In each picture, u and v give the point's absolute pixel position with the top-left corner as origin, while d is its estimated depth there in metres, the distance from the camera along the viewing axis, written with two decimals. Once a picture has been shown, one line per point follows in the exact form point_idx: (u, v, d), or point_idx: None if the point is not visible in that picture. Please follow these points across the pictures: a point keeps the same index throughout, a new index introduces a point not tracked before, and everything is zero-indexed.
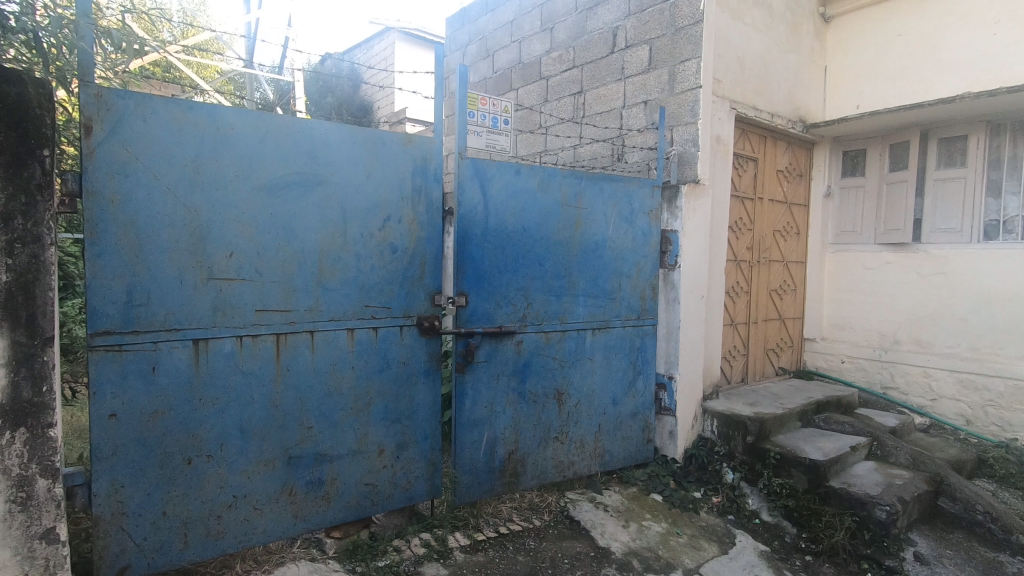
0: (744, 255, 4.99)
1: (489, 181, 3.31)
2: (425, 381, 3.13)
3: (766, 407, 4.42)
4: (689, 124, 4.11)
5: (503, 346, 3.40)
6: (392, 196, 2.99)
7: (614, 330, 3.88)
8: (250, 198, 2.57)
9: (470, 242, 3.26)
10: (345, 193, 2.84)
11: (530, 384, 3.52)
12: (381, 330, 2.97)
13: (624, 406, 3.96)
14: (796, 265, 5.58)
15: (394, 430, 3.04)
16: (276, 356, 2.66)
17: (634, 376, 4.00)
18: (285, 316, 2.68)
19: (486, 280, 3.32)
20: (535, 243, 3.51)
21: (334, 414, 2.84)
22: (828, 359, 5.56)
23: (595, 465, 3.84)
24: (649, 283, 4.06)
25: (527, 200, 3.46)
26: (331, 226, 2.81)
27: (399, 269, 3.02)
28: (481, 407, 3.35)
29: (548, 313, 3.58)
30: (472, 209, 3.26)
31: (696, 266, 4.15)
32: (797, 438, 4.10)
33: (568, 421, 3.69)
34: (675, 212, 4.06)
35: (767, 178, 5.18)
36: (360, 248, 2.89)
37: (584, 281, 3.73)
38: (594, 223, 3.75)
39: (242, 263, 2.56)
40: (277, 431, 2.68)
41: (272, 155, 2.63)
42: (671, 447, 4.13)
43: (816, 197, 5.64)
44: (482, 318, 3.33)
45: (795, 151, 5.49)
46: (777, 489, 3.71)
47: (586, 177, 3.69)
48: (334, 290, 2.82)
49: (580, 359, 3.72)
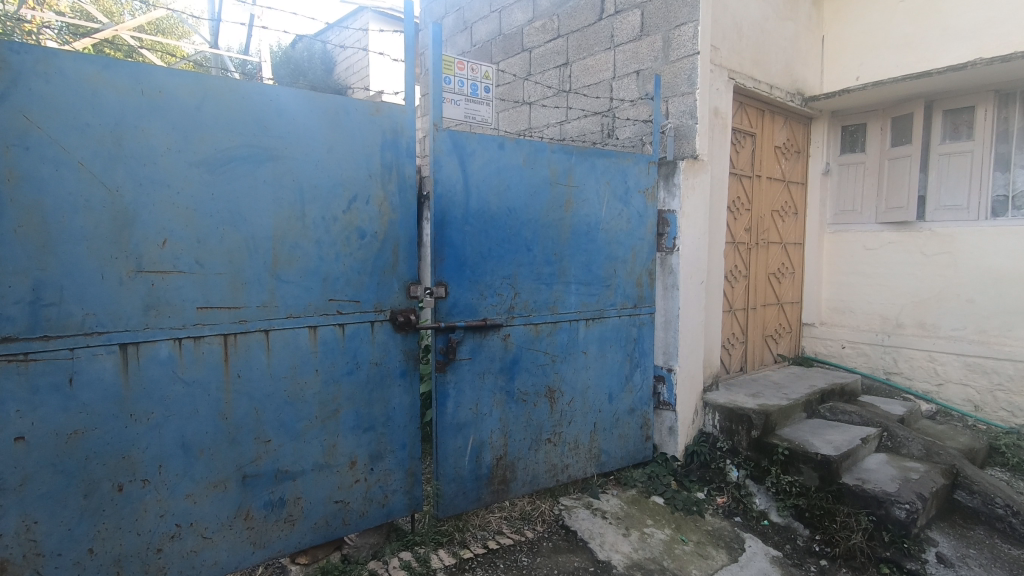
0: (742, 238, 4.70)
1: (469, 156, 2.94)
2: (401, 384, 2.78)
3: (770, 398, 4.15)
4: (685, 95, 3.79)
5: (489, 341, 3.06)
6: (357, 173, 2.60)
7: (610, 320, 3.56)
8: (186, 175, 2.18)
9: (450, 226, 2.89)
10: (301, 170, 2.45)
11: (519, 382, 3.19)
12: (348, 327, 2.60)
13: (621, 403, 3.65)
14: (795, 246, 5.32)
15: (367, 440, 2.69)
16: (224, 361, 2.28)
17: (630, 370, 3.69)
18: (234, 313, 2.31)
19: (468, 269, 2.97)
20: (523, 225, 3.16)
21: (296, 424, 2.48)
22: (828, 344, 5.33)
23: (590, 467, 3.53)
24: (645, 268, 3.74)
25: (513, 178, 3.10)
26: (288, 209, 2.42)
27: (368, 257, 2.65)
28: (465, 409, 3.01)
29: (538, 304, 3.25)
30: (451, 189, 2.89)
31: (695, 249, 3.84)
32: (804, 431, 3.84)
33: (561, 421, 3.37)
34: (672, 190, 3.73)
35: (765, 155, 4.88)
36: (322, 234, 2.52)
37: (576, 268, 3.39)
38: (586, 203, 3.41)
39: (178, 253, 2.17)
40: (228, 448, 2.31)
41: (212, 125, 2.23)
42: (671, 445, 3.84)
43: (814, 175, 5.38)
44: (465, 311, 2.98)
45: (793, 127, 5.19)
46: (786, 487, 3.45)
47: (577, 153, 3.34)
48: (292, 283, 2.45)
49: (573, 353, 3.40)
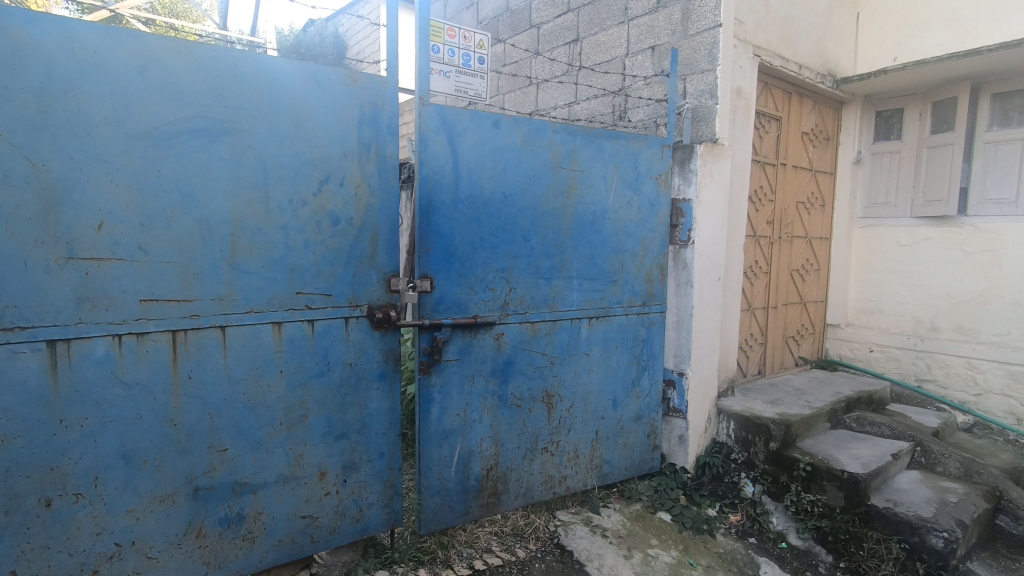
0: (764, 231, 4.34)
1: (460, 135, 2.64)
2: (379, 387, 2.51)
3: (791, 406, 3.80)
4: (705, 72, 3.44)
5: (480, 341, 2.78)
6: (331, 151, 2.32)
7: (615, 319, 3.25)
8: (127, 150, 1.91)
9: (437, 213, 2.60)
10: (265, 146, 2.17)
11: (513, 386, 2.90)
12: (319, 323, 2.33)
13: (626, 409, 3.34)
14: (820, 242, 4.94)
15: (339, 449, 2.42)
16: (173, 361, 2.03)
17: (637, 374, 3.38)
18: (185, 307, 2.04)
19: (457, 260, 2.68)
20: (520, 213, 2.85)
21: (257, 432, 2.22)
22: (854, 347, 4.96)
23: (591, 479, 3.24)
24: (657, 263, 3.41)
25: (509, 161, 2.80)
26: (248, 190, 2.15)
27: (342, 246, 2.38)
28: (452, 415, 2.73)
29: (536, 300, 2.95)
30: (438, 171, 2.59)
31: (712, 243, 3.50)
32: (828, 444, 3.50)
33: (560, 429, 3.08)
34: (688, 177, 3.39)
35: (791, 141, 4.50)
36: (288, 219, 2.24)
37: (579, 262, 3.08)
38: (591, 189, 3.09)
39: (118, 238, 1.91)
40: (177, 458, 2.06)
41: (159, 92, 1.96)
42: (681, 455, 3.52)
43: (845, 164, 4.98)
44: (453, 308, 2.69)
45: (822, 111, 4.80)
46: (807, 507, 3.14)
47: (583, 133, 3.02)
48: (253, 273, 2.18)
49: (574, 354, 3.10)
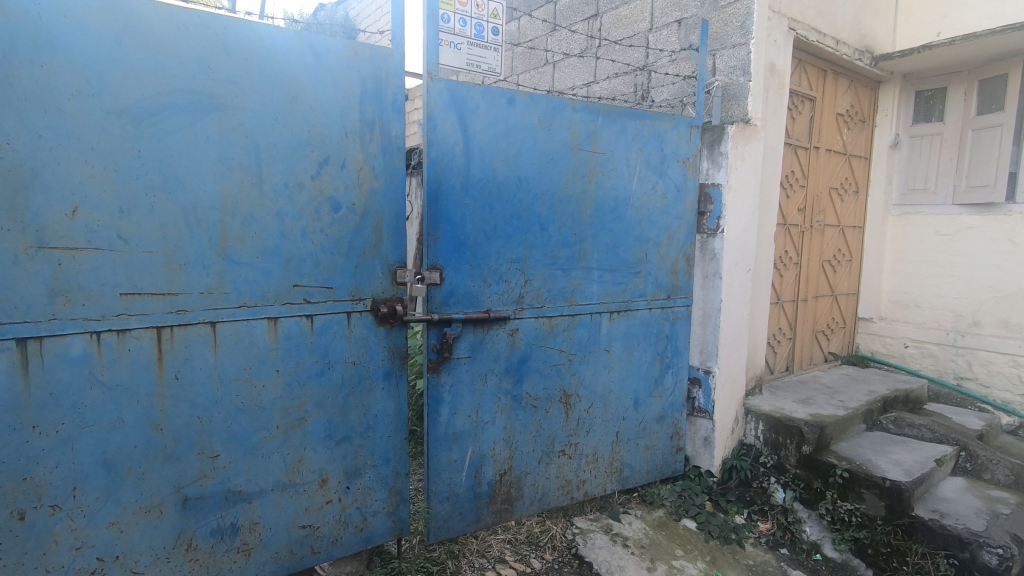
0: (794, 219, 4.08)
1: (471, 113, 2.42)
2: (384, 387, 2.33)
3: (823, 406, 3.56)
4: (737, 47, 3.20)
5: (492, 337, 2.58)
6: (330, 131, 2.11)
7: (638, 313, 3.03)
8: (103, 127, 1.72)
9: (446, 198, 2.39)
10: (257, 125, 1.97)
11: (528, 385, 2.71)
12: (318, 319, 2.15)
13: (648, 409, 3.13)
14: (852, 230, 4.66)
15: (341, 453, 2.25)
16: (158, 361, 1.85)
17: (661, 371, 3.16)
18: (170, 301, 1.86)
19: (468, 250, 2.48)
20: (536, 199, 2.63)
21: (252, 436, 2.04)
22: (887, 343, 4.69)
23: (611, 483, 3.04)
24: (683, 253, 3.18)
25: (525, 142, 2.57)
26: (239, 173, 1.96)
27: (343, 235, 2.18)
28: (463, 417, 2.55)
29: (553, 293, 2.73)
30: (448, 152, 2.38)
31: (742, 232, 3.25)
32: (865, 448, 3.27)
33: (578, 431, 2.88)
34: (718, 160, 3.14)
35: (825, 124, 4.22)
36: (283, 205, 2.05)
37: (600, 252, 2.86)
38: (614, 173, 2.85)
39: (94, 225, 1.73)
40: (164, 465, 1.89)
41: (137, 63, 1.76)
42: (706, 458, 3.31)
43: (880, 148, 4.68)
44: (464, 301, 2.50)
45: (858, 91, 4.49)
46: (844, 517, 2.92)
47: (604, 112, 2.78)
48: (245, 264, 1.99)
49: (593, 351, 2.89)
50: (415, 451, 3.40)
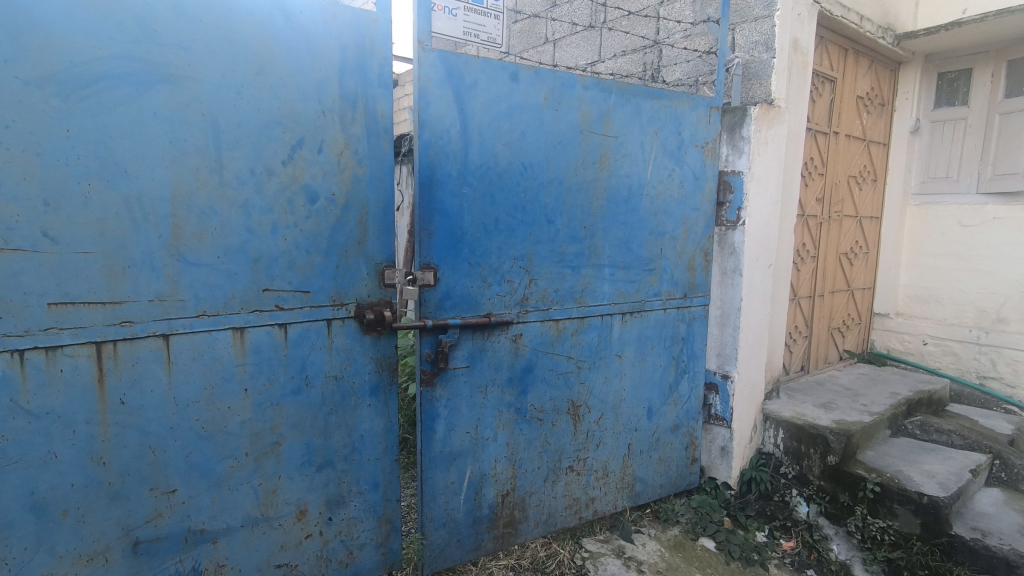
0: (813, 210, 3.82)
1: (470, 90, 2.12)
2: (372, 404, 2.04)
3: (847, 411, 3.32)
4: (760, 20, 2.93)
5: (494, 344, 2.30)
6: (305, 108, 1.80)
7: (652, 314, 2.75)
8: (22, 100, 1.41)
9: (440, 187, 2.09)
10: (216, 100, 1.66)
11: (534, 396, 2.43)
12: (293, 328, 1.85)
13: (662, 418, 2.87)
14: (870, 221, 4.41)
15: (322, 481, 1.96)
16: (99, 382, 1.55)
17: (676, 377, 2.89)
18: (111, 311, 1.56)
19: (466, 246, 2.18)
20: (542, 188, 2.34)
21: (216, 466, 1.75)
22: (905, 340, 4.47)
23: (622, 500, 2.78)
24: (700, 248, 2.90)
25: (529, 124, 2.27)
26: (195, 158, 1.64)
27: (322, 230, 1.88)
28: (461, 434, 2.27)
29: (560, 294, 2.45)
30: (442, 135, 2.08)
31: (764, 225, 2.98)
32: (893, 458, 3.04)
33: (587, 445, 2.61)
34: (739, 145, 2.86)
35: (845, 107, 3.94)
36: (249, 195, 1.74)
37: (612, 248, 2.57)
38: (627, 159, 2.56)
39: (12, 222, 1.42)
40: (109, 505, 1.60)
41: (64, 21, 1.44)
42: (723, 469, 3.05)
43: (900, 134, 4.42)
44: (462, 304, 2.21)
45: (878, 73, 4.22)
46: (876, 534, 2.69)
47: (618, 90, 2.49)
48: (205, 266, 1.68)
49: (604, 356, 2.61)
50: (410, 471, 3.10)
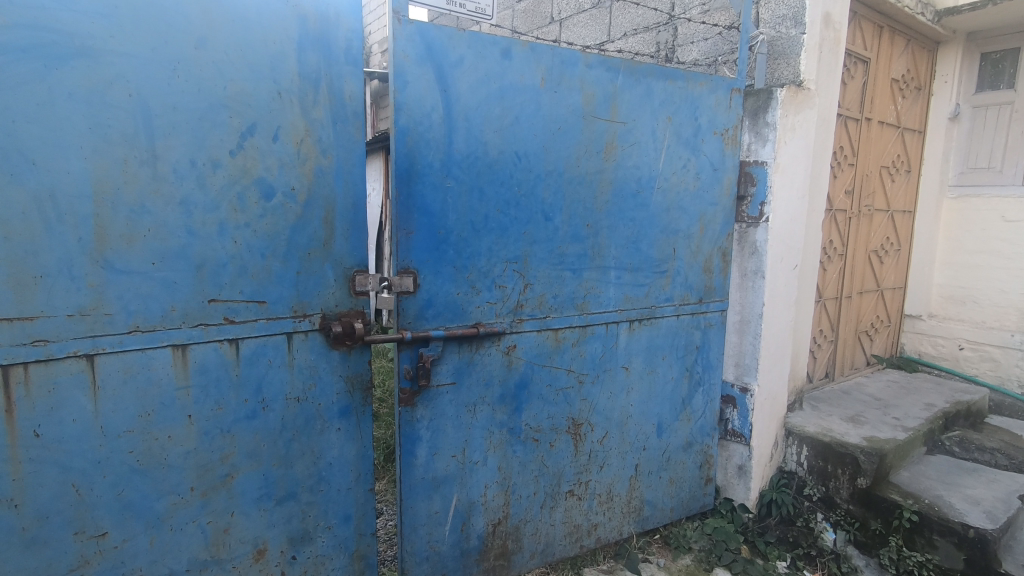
0: (841, 204, 3.50)
1: (454, 69, 1.84)
2: (341, 428, 1.80)
3: (878, 426, 3.02)
4: None
5: (483, 358, 2.04)
6: (257, 88, 1.54)
7: (664, 321, 2.48)
8: None
9: (420, 180, 1.83)
10: (146, 79, 1.40)
11: (529, 415, 2.17)
12: (246, 344, 1.61)
13: (673, 436, 2.60)
14: (902, 215, 4.07)
15: (284, 515, 1.73)
16: (7, 413, 1.32)
17: (689, 390, 2.61)
18: (20, 329, 1.32)
19: (451, 247, 1.92)
20: (539, 180, 2.06)
21: (155, 504, 1.52)
22: (938, 344, 4.13)
23: (628, 525, 2.52)
24: (718, 247, 2.60)
25: (524, 108, 1.99)
26: (121, 146, 1.39)
27: (279, 230, 1.63)
28: (446, 458, 2.02)
29: (559, 300, 2.18)
30: (422, 120, 1.81)
31: (789, 221, 2.68)
32: (931, 480, 2.75)
33: (589, 467, 2.35)
34: (763, 132, 2.55)
35: (878, 91, 3.60)
36: (190, 190, 1.49)
37: (618, 248, 2.29)
38: (636, 148, 2.27)
39: None
40: (24, 553, 1.37)
41: None
42: (741, 490, 2.78)
43: (937, 120, 4.06)
44: (446, 313, 1.95)
45: (915, 53, 3.86)
46: (913, 570, 2.42)
47: (626, 69, 2.20)
48: (137, 274, 1.44)
49: (609, 369, 2.34)
50: (381, 512, 2.83)
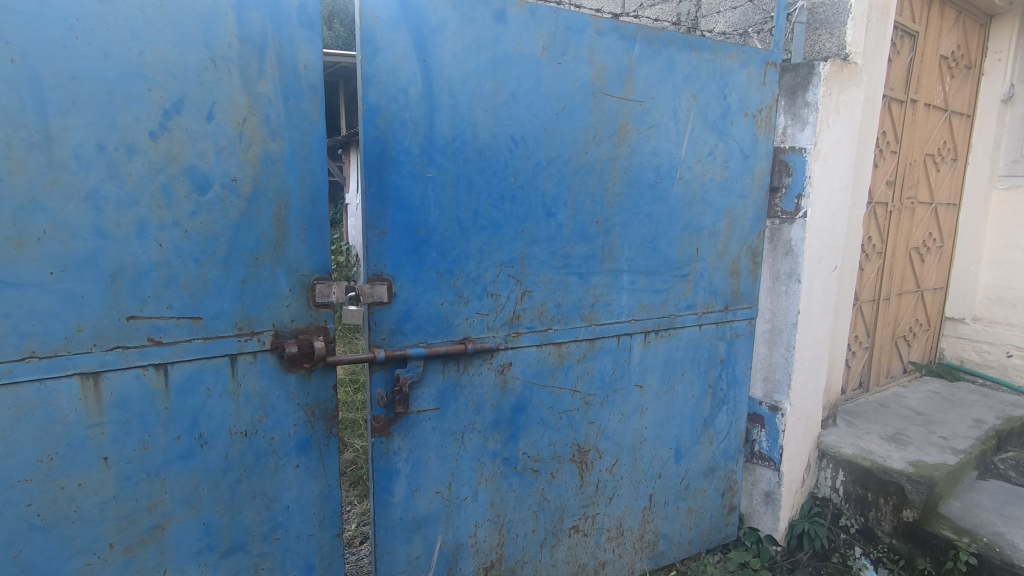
0: (882, 196, 3.14)
1: (435, 34, 1.52)
2: (301, 465, 1.51)
3: (924, 447, 2.68)
4: None
5: (472, 379, 1.73)
6: (183, 54, 1.24)
7: (684, 332, 2.16)
8: None
9: (395, 168, 1.52)
10: (32, 40, 1.11)
11: (526, 442, 1.87)
12: (177, 369, 1.31)
13: (694, 460, 2.29)
14: (946, 208, 3.69)
15: (230, 570, 1.45)
16: None
17: (712, 409, 2.30)
18: None
19: (433, 249, 1.61)
20: (539, 169, 1.74)
21: (63, 565, 1.25)
22: (984, 350, 3.76)
23: (640, 562, 2.22)
24: (748, 246, 2.27)
25: (522, 83, 1.67)
26: (2, 126, 1.10)
27: (217, 231, 1.33)
28: (428, 495, 1.72)
29: (563, 310, 1.87)
30: (397, 96, 1.50)
31: (829, 217, 2.33)
32: (986, 512, 2.42)
33: (597, 499, 2.05)
34: (801, 114, 2.21)
35: (925, 69, 3.22)
36: (99, 182, 1.19)
37: (632, 249, 1.97)
38: (655, 131, 1.94)
39: None
40: None
41: None
42: (768, 520, 2.46)
43: (988, 103, 3.66)
44: (428, 328, 1.65)
45: (966, 28, 3.47)
46: None
47: (643, 38, 1.86)
48: (29, 286, 1.15)
49: (620, 388, 2.04)
50: (357, 537, 2.54)
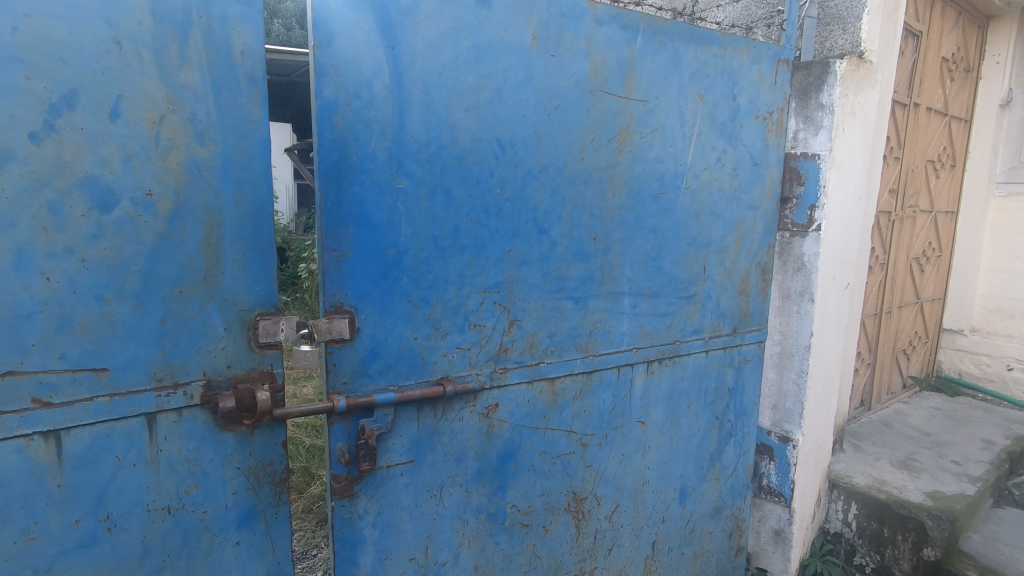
0: (885, 204, 2.97)
1: (405, 17, 1.26)
2: (242, 542, 1.23)
3: (938, 474, 2.50)
4: None
5: (452, 424, 1.47)
6: (76, 33, 0.96)
7: (690, 359, 1.93)
8: None
9: (358, 178, 1.25)
10: None
11: (516, 494, 1.62)
12: (74, 437, 1.03)
13: (699, 500, 2.06)
14: (945, 216, 3.56)
15: None
16: None
17: (719, 443, 2.08)
18: None
19: (405, 274, 1.35)
20: (528, 179, 1.49)
21: None
22: (983, 363, 3.63)
23: None
24: (757, 262, 2.06)
25: (508, 77, 1.42)
26: None
27: (127, 259, 1.05)
28: (400, 564, 1.45)
29: (557, 340, 1.62)
30: (359, 91, 1.23)
31: (843, 228, 2.13)
32: (1009, 547, 2.25)
33: (595, 551, 1.81)
34: (815, 117, 2.01)
35: (928, 71, 3.06)
36: None
37: (634, 268, 1.74)
38: (659, 134, 1.71)
39: None
40: None
41: None
42: (778, 561, 2.25)
43: (985, 108, 3.54)
44: (399, 367, 1.38)
45: (965, 30, 3.34)
46: None
47: (647, 29, 1.63)
48: None
49: (620, 425, 1.79)
50: None
